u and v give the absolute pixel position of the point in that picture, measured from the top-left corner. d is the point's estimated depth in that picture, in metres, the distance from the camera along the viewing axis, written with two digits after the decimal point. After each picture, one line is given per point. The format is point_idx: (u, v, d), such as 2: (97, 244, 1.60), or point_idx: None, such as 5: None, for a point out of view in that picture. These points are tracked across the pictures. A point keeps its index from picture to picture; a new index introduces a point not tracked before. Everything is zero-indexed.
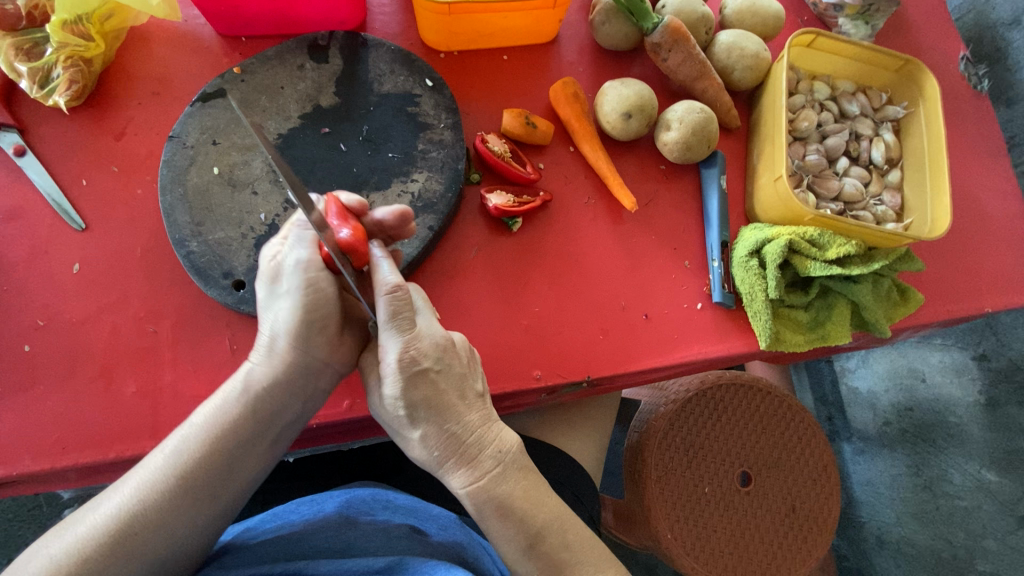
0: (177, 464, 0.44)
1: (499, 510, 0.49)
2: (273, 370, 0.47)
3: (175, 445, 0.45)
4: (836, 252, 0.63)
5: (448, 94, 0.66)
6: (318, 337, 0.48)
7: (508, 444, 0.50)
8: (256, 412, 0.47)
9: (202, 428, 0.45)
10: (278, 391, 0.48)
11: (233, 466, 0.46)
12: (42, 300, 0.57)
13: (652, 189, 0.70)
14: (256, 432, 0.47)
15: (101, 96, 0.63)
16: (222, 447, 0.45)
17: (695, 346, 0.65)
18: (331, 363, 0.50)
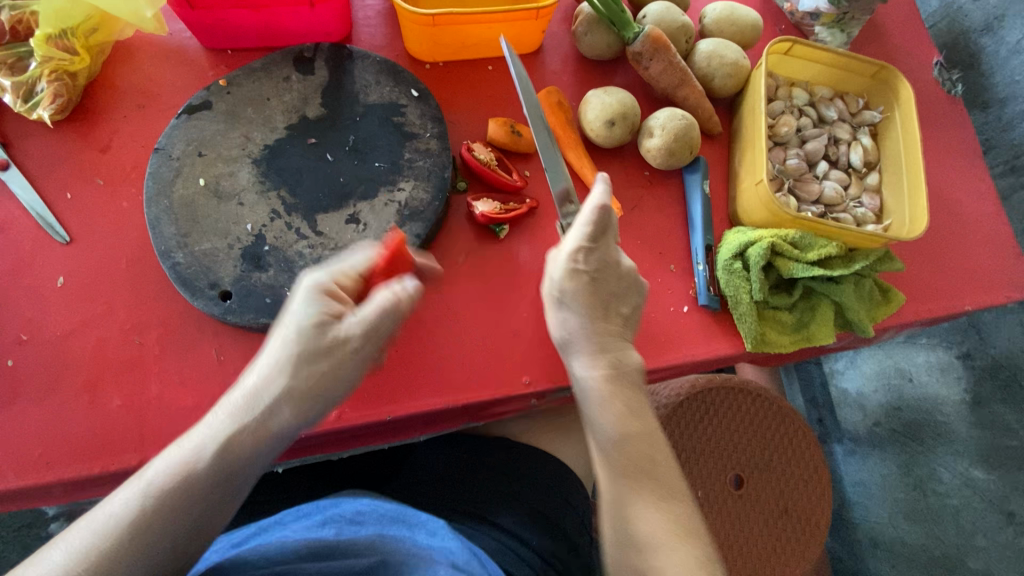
0: (147, 499, 0.41)
1: (645, 430, 0.55)
2: (260, 403, 0.46)
3: (153, 475, 0.42)
4: (818, 253, 0.65)
5: (434, 103, 0.67)
6: (309, 385, 0.46)
7: (633, 362, 0.57)
8: (237, 451, 0.44)
9: (181, 459, 0.43)
10: (264, 425, 0.46)
11: (202, 511, 0.43)
12: (26, 314, 0.56)
13: (637, 195, 0.71)
14: (233, 472, 0.44)
15: (86, 109, 0.63)
16: (215, 468, 0.43)
17: (682, 349, 0.66)
18: (320, 404, 0.47)
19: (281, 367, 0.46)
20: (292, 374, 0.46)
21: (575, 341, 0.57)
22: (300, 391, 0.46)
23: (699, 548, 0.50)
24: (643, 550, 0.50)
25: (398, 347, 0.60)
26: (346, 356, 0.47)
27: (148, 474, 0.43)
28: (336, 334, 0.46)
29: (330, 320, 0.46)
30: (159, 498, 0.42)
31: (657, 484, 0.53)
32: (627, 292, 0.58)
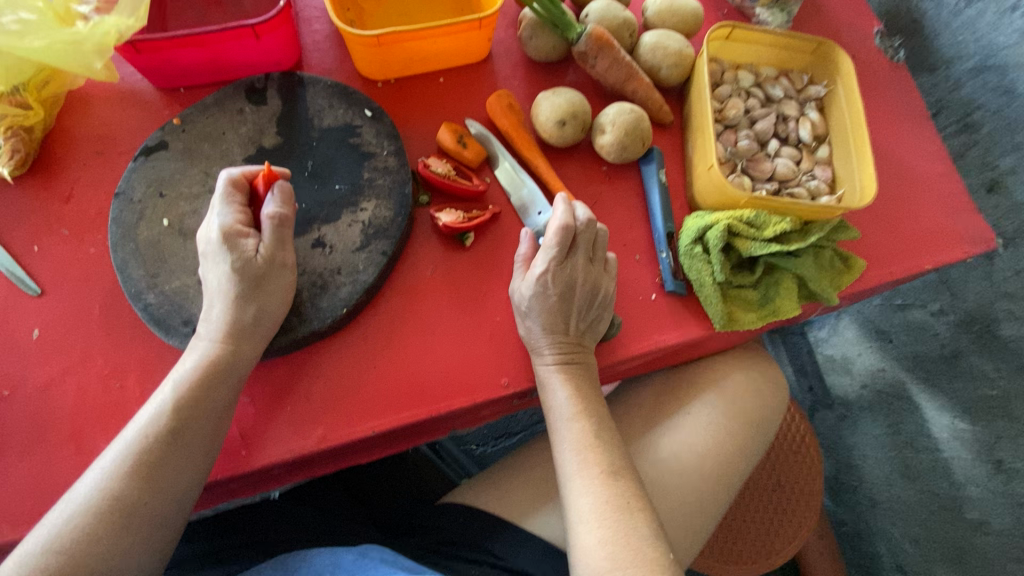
0: (117, 471, 0.48)
1: (590, 424, 0.60)
2: (208, 354, 0.53)
3: (119, 451, 0.49)
4: (773, 231, 0.66)
5: (389, 121, 0.68)
6: (243, 320, 0.54)
7: (584, 354, 0.64)
8: (189, 410, 0.51)
9: (126, 445, 0.49)
10: (216, 380, 0.53)
11: (165, 470, 0.49)
12: (6, 369, 0.57)
13: (597, 190, 0.73)
14: (190, 422, 0.51)
15: (45, 162, 0.64)
16: (149, 459, 0.49)
17: (654, 335, 0.68)
18: (257, 338, 0.56)
19: (223, 300, 0.54)
20: (239, 301, 0.54)
21: (540, 344, 0.62)
22: (243, 328, 0.55)
23: (639, 523, 0.54)
24: (577, 521, 0.55)
25: (376, 362, 0.62)
26: (265, 269, 0.55)
27: (111, 453, 0.49)
28: (252, 258, 0.54)
29: (247, 256, 0.54)
30: (120, 473, 0.48)
31: (603, 459, 0.58)
32: (599, 296, 0.63)
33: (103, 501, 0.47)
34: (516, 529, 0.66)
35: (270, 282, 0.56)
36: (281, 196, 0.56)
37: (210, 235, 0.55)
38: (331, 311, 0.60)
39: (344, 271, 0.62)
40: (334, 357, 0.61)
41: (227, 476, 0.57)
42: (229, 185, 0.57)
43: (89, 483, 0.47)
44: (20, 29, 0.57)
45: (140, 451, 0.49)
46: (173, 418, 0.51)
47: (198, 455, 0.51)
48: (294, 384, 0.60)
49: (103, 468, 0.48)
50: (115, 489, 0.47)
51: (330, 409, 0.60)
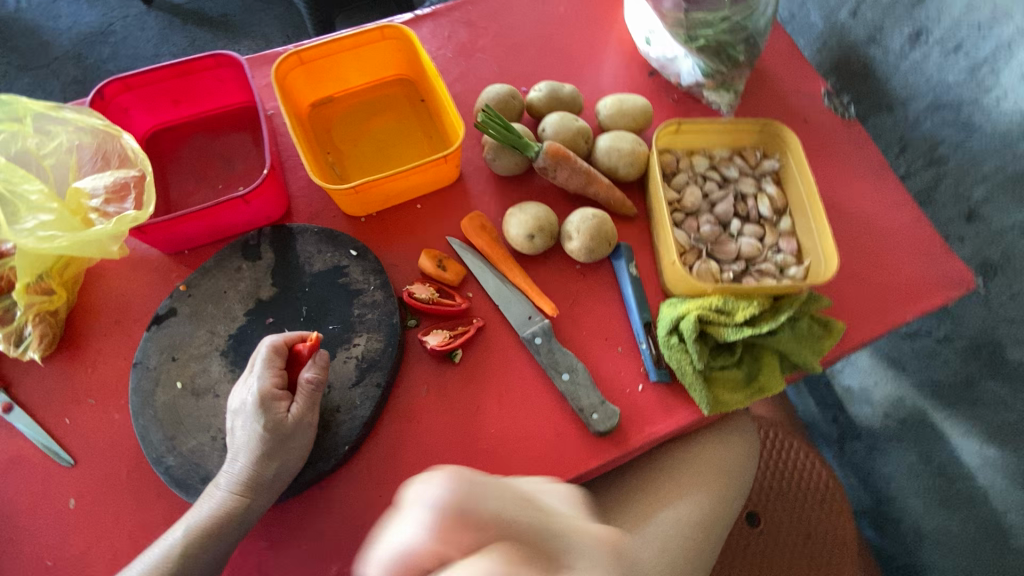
0: None
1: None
2: (223, 505, 0.57)
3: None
4: (744, 314, 0.69)
5: (373, 257, 0.74)
6: (264, 477, 0.58)
7: None
8: (191, 559, 0.55)
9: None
10: (220, 531, 0.56)
11: None
12: (45, 540, 0.62)
13: (574, 289, 0.77)
14: (188, 573, 0.55)
15: (71, 337, 0.71)
16: None
17: (646, 427, 0.70)
18: (272, 491, 0.59)
19: (247, 456, 0.59)
20: (261, 459, 0.59)
21: None
22: (260, 484, 0.58)
23: None
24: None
25: (380, 490, 0.65)
26: (293, 429, 0.60)
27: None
28: (283, 419, 0.60)
29: (280, 417, 0.60)
30: None
31: None
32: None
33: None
34: None
35: (295, 440, 0.61)
36: (320, 364, 0.63)
37: (248, 397, 0.61)
38: (335, 449, 0.64)
39: (343, 408, 0.66)
40: (339, 489, 0.65)
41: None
42: (271, 351, 0.62)
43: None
44: (42, 232, 0.64)
45: None
46: (174, 568, 0.55)
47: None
48: (305, 521, 0.64)
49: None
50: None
51: (341, 543, 0.63)
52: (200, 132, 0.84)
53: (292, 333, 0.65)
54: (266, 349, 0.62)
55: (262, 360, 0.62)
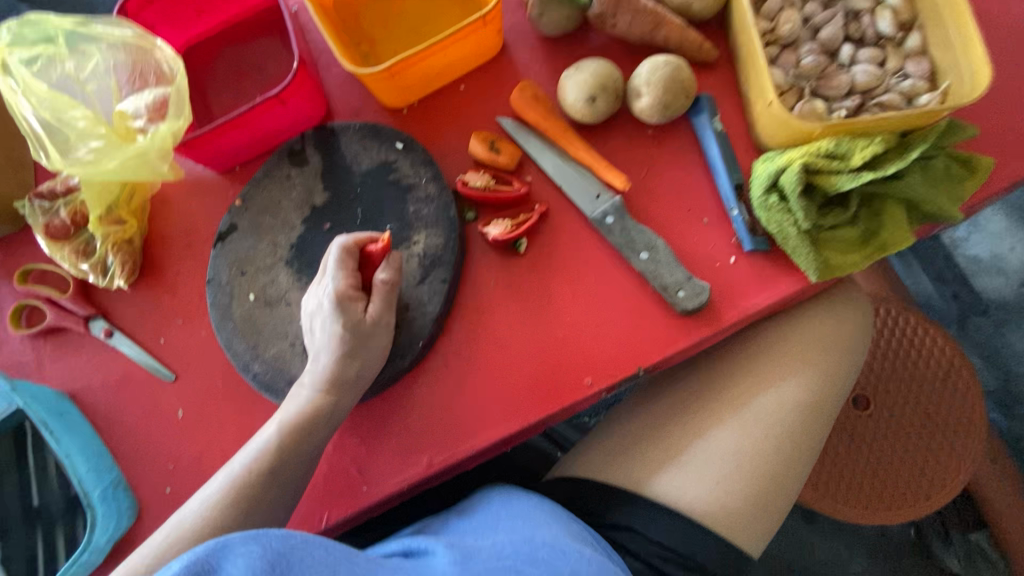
0: (223, 496, 0.54)
1: None
2: (312, 402, 0.58)
3: (223, 480, 0.55)
4: (863, 156, 0.57)
5: (420, 148, 0.68)
6: (348, 374, 0.59)
7: None
8: (287, 453, 0.56)
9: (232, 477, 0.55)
10: (314, 426, 0.57)
11: (262, 504, 0.55)
12: (165, 446, 0.67)
13: (647, 158, 0.67)
14: (286, 465, 0.56)
15: (150, 264, 0.73)
16: (244, 495, 0.54)
17: (742, 301, 0.62)
18: (357, 388, 0.59)
19: (330, 355, 0.58)
20: (343, 358, 0.58)
21: None
22: (343, 382, 0.58)
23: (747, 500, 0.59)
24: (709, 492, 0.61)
25: (459, 386, 0.63)
26: (373, 328, 0.60)
27: (216, 482, 0.55)
28: (362, 319, 0.59)
29: (359, 317, 0.59)
30: (224, 503, 0.54)
31: None
32: None
33: (206, 527, 0.52)
34: (633, 498, 0.63)
35: (375, 339, 0.60)
36: (393, 262, 0.61)
37: (324, 298, 0.59)
38: (410, 347, 0.63)
39: (412, 306, 0.64)
40: (419, 387, 0.64)
41: (338, 515, 0.62)
42: (342, 251, 0.60)
43: (196, 508, 0.53)
44: (97, 158, 0.65)
45: (241, 484, 0.55)
46: (273, 459, 0.56)
47: (287, 493, 0.56)
48: (391, 420, 0.64)
49: (208, 496, 0.54)
50: (217, 518, 0.53)
51: (427, 436, 0.63)
52: (227, 39, 0.79)
53: (359, 233, 0.62)
54: (335, 250, 0.60)
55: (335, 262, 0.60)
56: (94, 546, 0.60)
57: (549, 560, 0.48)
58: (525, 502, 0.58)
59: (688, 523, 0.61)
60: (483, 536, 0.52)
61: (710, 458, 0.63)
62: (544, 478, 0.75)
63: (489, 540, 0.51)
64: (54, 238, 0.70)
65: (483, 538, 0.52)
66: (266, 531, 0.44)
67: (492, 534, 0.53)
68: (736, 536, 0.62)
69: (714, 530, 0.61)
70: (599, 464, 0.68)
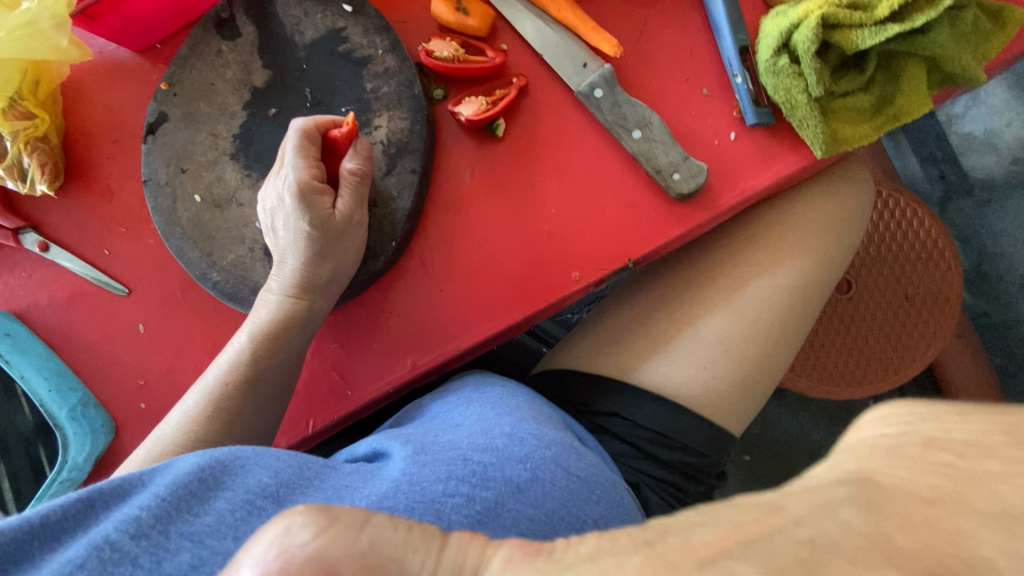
0: (200, 410, 0.51)
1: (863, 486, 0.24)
2: (283, 307, 0.53)
3: (199, 394, 0.51)
4: (889, 6, 0.50)
5: (373, 10, 0.57)
6: (321, 276, 0.54)
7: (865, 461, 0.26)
8: (263, 362, 0.52)
9: (207, 389, 0.52)
10: (291, 332, 0.53)
11: (244, 415, 0.52)
12: (130, 363, 0.63)
13: (640, 18, 0.58)
14: (265, 375, 0.53)
15: (75, 166, 0.64)
16: (222, 409, 0.51)
17: (741, 182, 0.57)
18: (330, 291, 0.55)
19: (299, 256, 0.53)
20: (315, 257, 0.53)
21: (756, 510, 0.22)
22: (317, 284, 0.54)
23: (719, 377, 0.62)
24: (684, 374, 0.62)
25: (440, 285, 0.60)
26: (344, 226, 0.54)
27: (193, 397, 0.52)
28: (330, 216, 0.53)
29: (327, 213, 0.53)
30: (202, 417, 0.50)
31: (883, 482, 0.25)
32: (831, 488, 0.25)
33: (186, 441, 0.49)
34: (620, 387, 0.63)
35: (348, 238, 0.54)
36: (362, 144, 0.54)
37: (284, 191, 0.52)
38: (382, 248, 0.58)
39: (381, 201, 0.57)
40: (397, 289, 0.60)
41: (324, 420, 0.60)
42: (302, 137, 0.53)
43: (173, 424, 0.50)
44: None
45: (218, 396, 0.51)
46: (250, 370, 0.52)
47: (273, 402, 0.54)
48: (371, 325, 0.61)
49: (185, 411, 0.51)
50: (197, 433, 0.50)
51: (409, 339, 0.60)
52: None
53: (317, 117, 0.54)
54: (291, 136, 0.53)
55: (290, 149, 0.53)
56: (77, 462, 0.59)
57: (504, 447, 0.44)
58: (494, 389, 0.56)
59: (675, 407, 0.61)
60: (441, 431, 0.47)
61: (699, 345, 0.62)
62: (531, 372, 0.74)
63: (449, 435, 0.46)
64: None
65: (440, 432, 0.46)
66: (218, 447, 0.41)
67: (452, 429, 0.47)
68: (721, 418, 0.62)
69: (700, 412, 0.61)
70: (586, 357, 0.67)
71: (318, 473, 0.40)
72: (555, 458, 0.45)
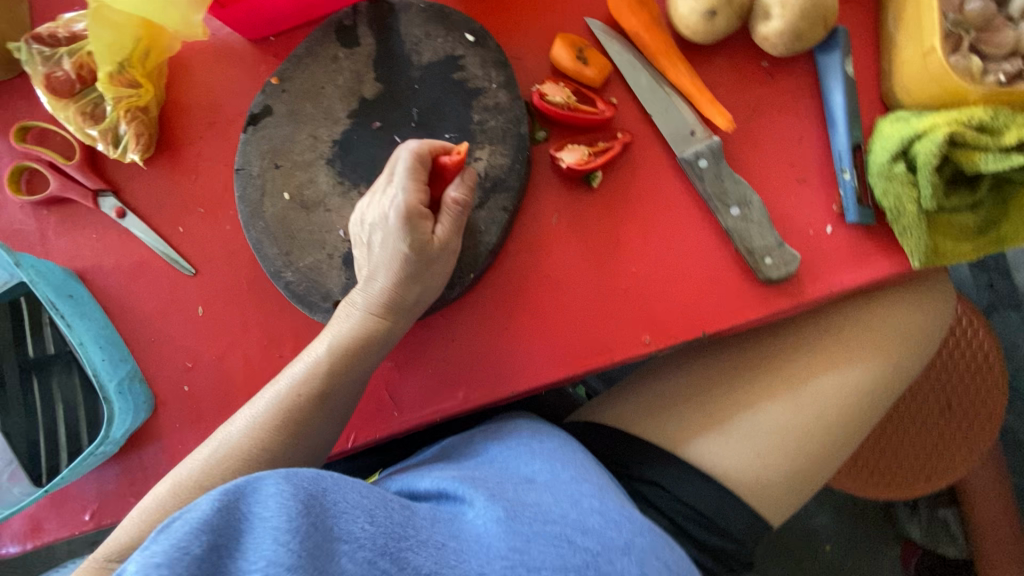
0: (268, 417, 0.50)
1: None
2: (364, 325, 0.52)
3: (268, 400, 0.51)
4: (1018, 135, 0.50)
5: (494, 44, 0.58)
6: (405, 300, 0.53)
7: None
8: (333, 379, 0.51)
9: (276, 397, 0.51)
10: (367, 349, 0.53)
11: (308, 427, 0.51)
12: (182, 343, 0.62)
13: (754, 96, 0.58)
14: (332, 392, 0.52)
15: (167, 139, 0.64)
16: (288, 421, 0.50)
17: (829, 277, 0.55)
18: (410, 315, 0.54)
19: (389, 277, 0.52)
20: (405, 281, 0.53)
21: None
22: (402, 306, 0.53)
23: (769, 467, 0.60)
24: (735, 456, 0.60)
25: (508, 326, 0.58)
26: (438, 254, 0.53)
27: (261, 401, 0.51)
28: (429, 242, 0.52)
29: (426, 239, 0.52)
30: (269, 425, 0.50)
31: None
32: None
33: (255, 447, 0.49)
34: (666, 459, 0.61)
35: (439, 265, 0.54)
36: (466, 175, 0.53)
37: (390, 211, 0.52)
38: (459, 278, 0.58)
39: (472, 233, 0.57)
40: (463, 320, 0.59)
41: (365, 438, 0.59)
42: (414, 160, 0.52)
43: (243, 426, 0.50)
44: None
45: (285, 406, 0.51)
46: (318, 385, 0.51)
47: (335, 419, 0.53)
48: (431, 352, 0.60)
49: (254, 415, 0.51)
50: (265, 440, 0.50)
51: (467, 372, 0.59)
52: None
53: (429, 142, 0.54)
54: (402, 156, 0.53)
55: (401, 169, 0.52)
56: (110, 438, 0.58)
57: (601, 529, 0.43)
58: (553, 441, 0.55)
59: (722, 491, 0.59)
60: (522, 488, 0.47)
61: (755, 431, 0.61)
62: (566, 420, 0.73)
63: (533, 494, 0.46)
64: (55, 93, 0.60)
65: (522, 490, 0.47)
66: (299, 470, 0.41)
67: (530, 486, 0.47)
68: (764, 508, 0.60)
69: (746, 500, 0.60)
70: (632, 417, 0.66)
71: (407, 519, 0.43)
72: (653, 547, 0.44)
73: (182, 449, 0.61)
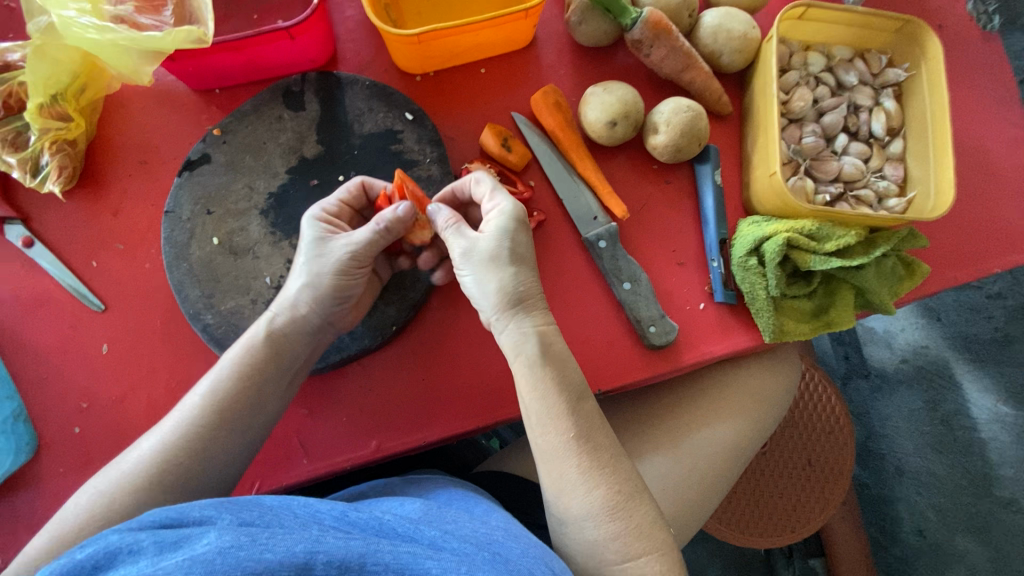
0: (176, 433, 0.48)
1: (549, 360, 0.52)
2: (274, 341, 0.54)
3: (178, 419, 0.49)
4: (836, 244, 0.63)
5: (430, 124, 0.65)
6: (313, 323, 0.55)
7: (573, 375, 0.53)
8: (247, 397, 0.51)
9: (187, 414, 0.49)
10: (265, 372, 0.53)
11: (215, 449, 0.49)
12: (79, 382, 0.60)
13: (644, 192, 0.69)
14: (239, 412, 0.51)
15: (91, 173, 0.64)
16: (198, 444, 0.48)
17: (701, 346, 0.66)
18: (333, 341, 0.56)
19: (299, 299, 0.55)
20: (311, 305, 0.55)
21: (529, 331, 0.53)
22: (301, 331, 0.55)
23: None
24: None
25: (423, 376, 0.63)
26: (349, 290, 0.56)
27: (172, 419, 0.49)
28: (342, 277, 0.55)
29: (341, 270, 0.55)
30: (174, 444, 0.48)
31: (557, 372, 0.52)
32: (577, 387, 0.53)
33: (155, 469, 0.46)
34: None
35: (348, 295, 0.56)
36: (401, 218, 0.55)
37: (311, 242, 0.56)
38: (381, 327, 0.62)
39: (408, 280, 0.64)
40: (380, 367, 0.63)
41: (272, 484, 0.59)
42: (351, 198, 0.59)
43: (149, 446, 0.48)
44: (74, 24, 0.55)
45: (190, 425, 0.49)
46: (227, 401, 0.50)
47: (245, 445, 0.51)
48: (345, 398, 0.62)
49: (162, 435, 0.48)
50: (168, 462, 0.47)
51: (381, 419, 0.61)
52: None
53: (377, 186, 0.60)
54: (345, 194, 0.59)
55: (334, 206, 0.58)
56: None
57: (503, 540, 0.47)
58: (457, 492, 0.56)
59: None
60: (446, 513, 0.50)
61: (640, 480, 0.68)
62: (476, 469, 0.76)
63: (450, 516, 0.49)
64: None
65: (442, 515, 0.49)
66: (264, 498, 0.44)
67: (452, 512, 0.50)
68: None
69: None
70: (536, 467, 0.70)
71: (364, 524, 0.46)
72: (543, 555, 0.46)
73: (62, 495, 0.57)
